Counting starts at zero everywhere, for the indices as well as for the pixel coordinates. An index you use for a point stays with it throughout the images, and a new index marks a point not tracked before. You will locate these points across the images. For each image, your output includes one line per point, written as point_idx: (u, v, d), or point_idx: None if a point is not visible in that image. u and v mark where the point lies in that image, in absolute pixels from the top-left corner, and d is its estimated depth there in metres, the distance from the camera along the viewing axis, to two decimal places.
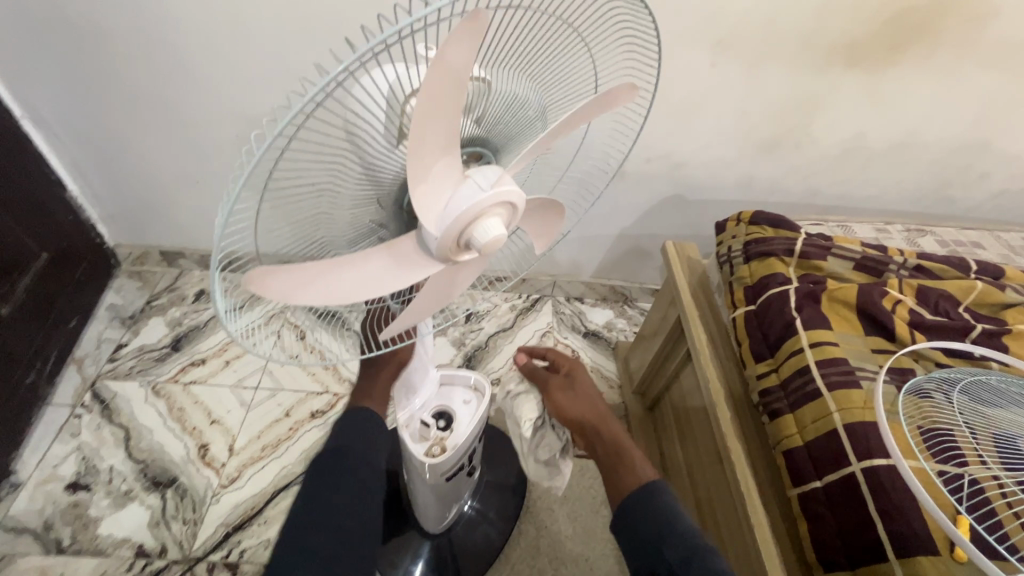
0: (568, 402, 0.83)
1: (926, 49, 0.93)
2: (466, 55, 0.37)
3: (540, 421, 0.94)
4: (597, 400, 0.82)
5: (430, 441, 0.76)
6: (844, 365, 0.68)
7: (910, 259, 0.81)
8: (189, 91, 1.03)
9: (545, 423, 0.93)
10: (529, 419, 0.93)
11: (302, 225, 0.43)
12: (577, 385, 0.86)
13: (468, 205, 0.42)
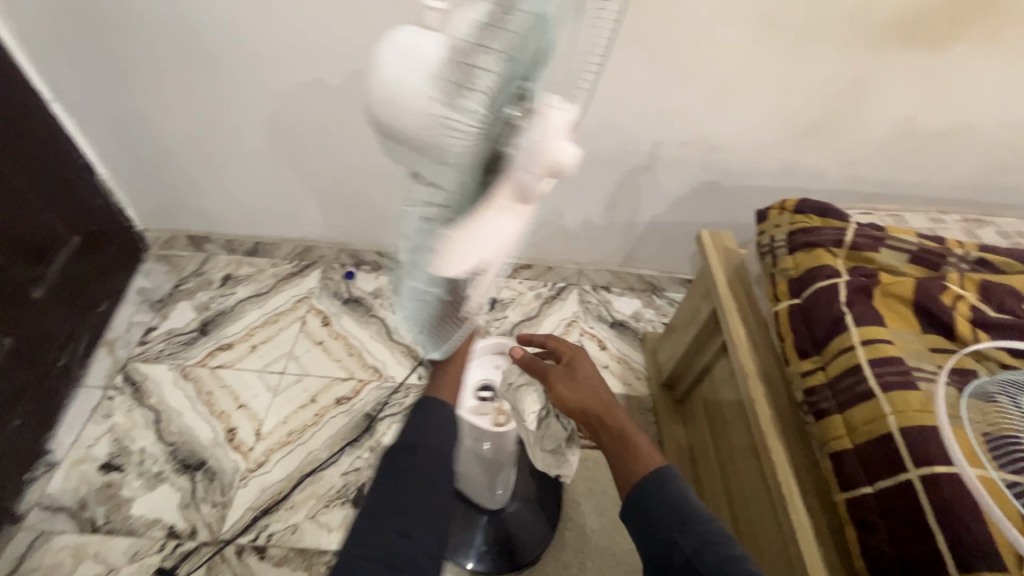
0: (571, 392, 0.70)
1: (992, 24, 0.87)
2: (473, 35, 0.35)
3: (545, 411, 0.81)
4: (601, 387, 0.71)
5: (490, 414, 0.83)
6: (899, 365, 0.64)
7: (971, 252, 0.76)
8: (217, 71, 1.02)
9: (551, 412, 0.81)
10: (533, 411, 0.80)
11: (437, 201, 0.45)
12: (581, 370, 0.73)
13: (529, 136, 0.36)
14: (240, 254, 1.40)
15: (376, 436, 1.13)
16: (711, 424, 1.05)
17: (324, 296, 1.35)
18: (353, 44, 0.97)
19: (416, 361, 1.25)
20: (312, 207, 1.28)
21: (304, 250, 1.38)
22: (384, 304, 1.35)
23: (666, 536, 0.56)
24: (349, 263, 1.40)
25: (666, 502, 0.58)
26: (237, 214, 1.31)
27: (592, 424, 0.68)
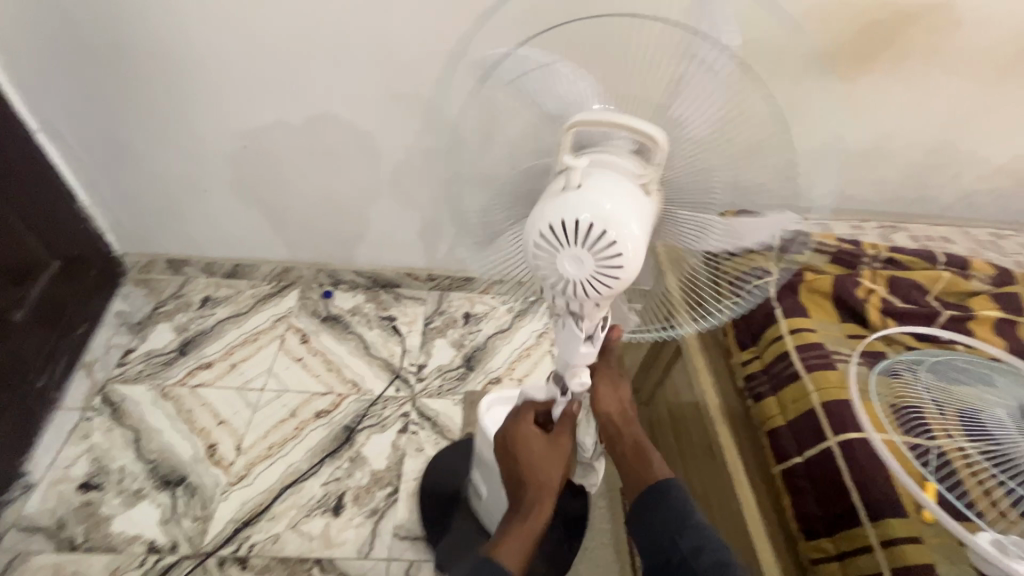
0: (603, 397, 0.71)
1: (893, 58, 1.01)
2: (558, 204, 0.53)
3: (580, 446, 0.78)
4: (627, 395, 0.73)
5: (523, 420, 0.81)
6: (820, 348, 0.73)
7: (882, 253, 0.87)
8: (202, 102, 1.10)
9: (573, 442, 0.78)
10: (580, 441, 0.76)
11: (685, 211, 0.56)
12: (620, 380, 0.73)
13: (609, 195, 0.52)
14: (219, 276, 1.44)
15: (355, 447, 1.16)
16: (672, 422, 1.12)
17: (303, 315, 1.40)
18: (333, 77, 1.06)
19: (394, 374, 1.30)
20: (292, 229, 1.34)
21: (283, 271, 1.43)
22: (362, 320, 1.40)
23: (674, 533, 0.64)
24: (327, 283, 1.45)
25: (671, 510, 0.65)
26: (215, 237, 1.36)
27: (612, 434, 0.71)
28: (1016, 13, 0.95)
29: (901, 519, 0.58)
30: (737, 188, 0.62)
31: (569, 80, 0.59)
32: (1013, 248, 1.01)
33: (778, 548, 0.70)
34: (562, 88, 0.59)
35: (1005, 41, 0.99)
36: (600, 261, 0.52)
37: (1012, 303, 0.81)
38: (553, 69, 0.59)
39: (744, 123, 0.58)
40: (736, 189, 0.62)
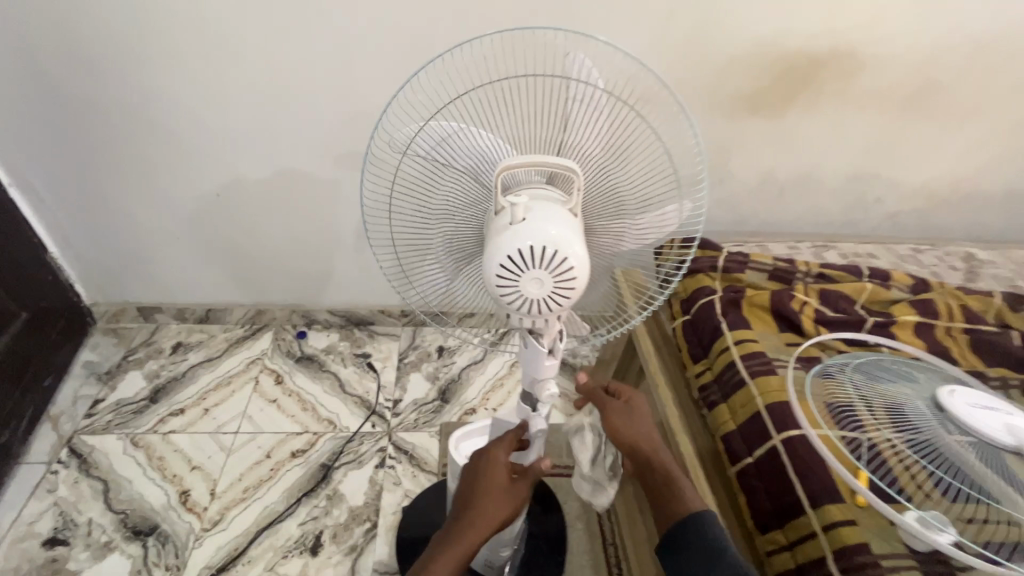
0: (623, 424, 0.71)
1: (809, 99, 1.14)
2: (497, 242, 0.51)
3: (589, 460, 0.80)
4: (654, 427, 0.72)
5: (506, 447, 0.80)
6: (762, 357, 0.80)
7: (813, 268, 0.96)
8: (174, 152, 1.17)
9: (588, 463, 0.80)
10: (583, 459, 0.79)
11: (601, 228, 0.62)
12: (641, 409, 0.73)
13: (544, 222, 0.49)
14: (190, 322, 1.45)
15: (332, 485, 1.17)
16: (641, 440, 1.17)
17: (277, 356, 1.41)
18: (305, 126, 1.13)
19: (370, 410, 1.31)
20: (265, 271, 1.38)
21: (256, 314, 1.46)
22: (336, 359, 1.42)
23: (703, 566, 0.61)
24: (301, 323, 1.48)
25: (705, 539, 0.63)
26: (187, 281, 1.39)
27: (643, 463, 0.70)
28: (906, 59, 1.10)
29: (838, 504, 0.64)
30: (648, 200, 0.62)
31: (480, 136, 0.57)
32: (930, 260, 1.13)
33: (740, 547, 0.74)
34: (472, 147, 0.57)
35: (902, 83, 1.13)
36: (556, 280, 0.50)
37: (928, 308, 0.91)
38: (460, 132, 0.57)
39: (637, 146, 0.59)
40: (645, 198, 0.62)
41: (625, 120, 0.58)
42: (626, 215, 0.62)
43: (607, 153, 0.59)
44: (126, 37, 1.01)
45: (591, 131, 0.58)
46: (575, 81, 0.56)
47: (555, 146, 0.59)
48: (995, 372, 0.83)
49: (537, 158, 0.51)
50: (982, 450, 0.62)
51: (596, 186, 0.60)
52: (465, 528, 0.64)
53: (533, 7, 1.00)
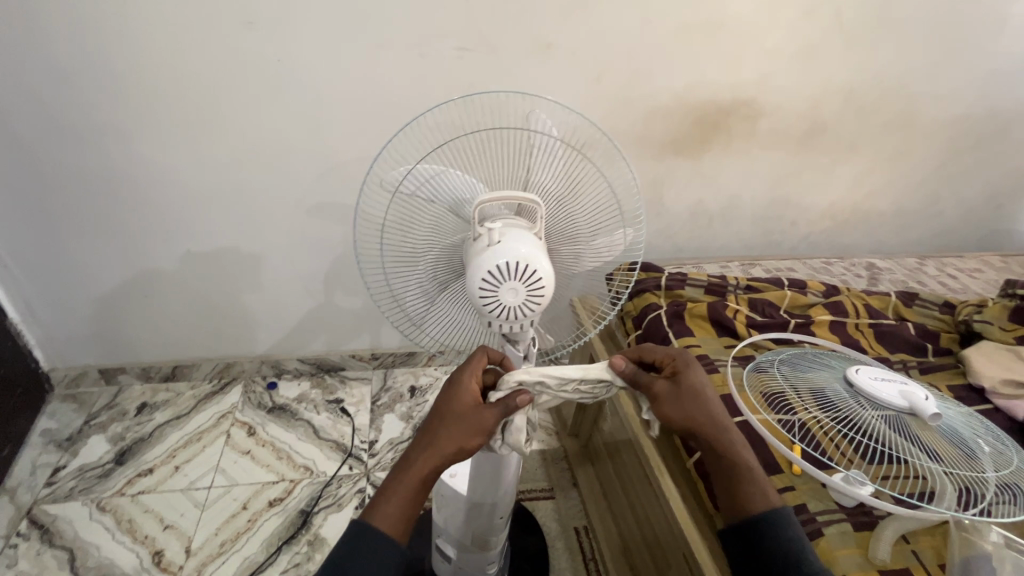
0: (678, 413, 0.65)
1: (723, 140, 1.33)
2: (475, 263, 0.60)
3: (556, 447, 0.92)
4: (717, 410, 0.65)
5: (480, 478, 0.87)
6: (705, 358, 0.92)
7: (742, 282, 1.11)
8: (146, 211, 1.21)
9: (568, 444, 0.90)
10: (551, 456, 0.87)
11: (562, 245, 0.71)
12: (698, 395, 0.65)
13: (515, 239, 0.60)
14: (155, 381, 1.44)
15: (312, 530, 1.17)
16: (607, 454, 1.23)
17: (247, 409, 1.41)
18: (275, 182, 1.21)
19: (346, 453, 1.33)
20: (234, 323, 1.41)
21: (224, 368, 1.46)
22: (309, 406, 1.44)
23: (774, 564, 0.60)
24: (271, 373, 1.49)
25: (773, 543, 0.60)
26: (153, 339, 1.39)
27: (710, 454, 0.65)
28: (797, 104, 1.31)
29: (778, 475, 0.75)
30: (598, 227, 0.73)
31: (456, 178, 0.68)
32: (839, 270, 1.31)
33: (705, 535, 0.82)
34: (450, 186, 0.68)
35: (796, 124, 1.35)
36: (529, 290, 0.60)
37: (838, 308, 1.06)
38: (441, 174, 0.67)
39: (588, 184, 0.70)
40: (596, 224, 0.72)
41: (579, 166, 0.68)
42: (580, 240, 0.72)
43: (563, 190, 0.69)
44: (102, 108, 1.08)
45: (551, 173, 0.69)
46: (537, 133, 0.66)
47: (522, 182, 0.70)
48: (897, 358, 0.98)
49: (508, 193, 0.62)
50: (889, 418, 0.73)
51: (557, 216, 0.70)
52: (431, 451, 0.60)
53: (482, 71, 1.14)
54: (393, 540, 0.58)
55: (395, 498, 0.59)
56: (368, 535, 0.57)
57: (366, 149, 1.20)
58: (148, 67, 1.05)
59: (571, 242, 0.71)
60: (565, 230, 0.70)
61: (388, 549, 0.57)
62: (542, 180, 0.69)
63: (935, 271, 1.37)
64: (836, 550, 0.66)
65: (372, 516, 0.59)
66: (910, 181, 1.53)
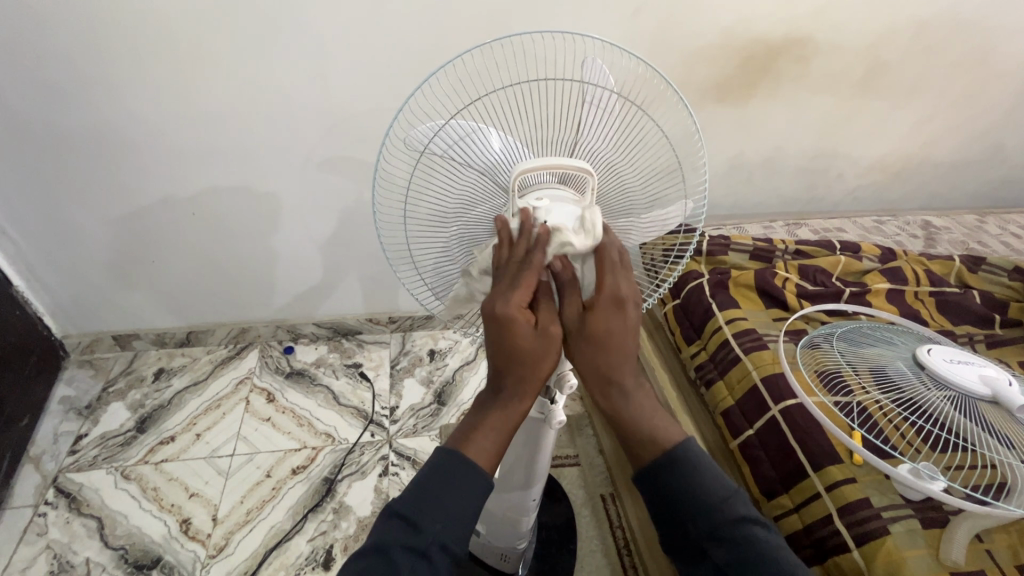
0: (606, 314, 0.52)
1: (771, 85, 1.20)
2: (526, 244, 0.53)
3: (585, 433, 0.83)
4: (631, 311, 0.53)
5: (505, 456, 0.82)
6: (753, 333, 0.85)
7: (790, 246, 1.02)
8: (144, 171, 1.12)
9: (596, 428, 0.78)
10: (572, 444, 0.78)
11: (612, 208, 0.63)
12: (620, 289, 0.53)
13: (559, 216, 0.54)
14: (171, 346, 1.41)
15: (337, 498, 1.16)
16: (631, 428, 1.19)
17: (265, 374, 1.39)
18: (281, 138, 1.11)
19: (367, 420, 1.31)
20: (246, 287, 1.36)
21: (240, 332, 1.43)
22: (327, 371, 1.41)
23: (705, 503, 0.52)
24: (287, 338, 1.46)
25: (683, 478, 0.52)
26: (165, 305, 1.35)
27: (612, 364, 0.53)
28: (858, 43, 1.16)
29: (837, 465, 0.70)
30: (653, 197, 0.65)
31: (494, 137, 0.59)
32: (891, 230, 1.21)
33: None
34: (488, 144, 0.59)
35: (855, 64, 1.20)
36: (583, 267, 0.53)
37: (897, 275, 0.98)
38: (476, 131, 0.59)
39: (643, 143, 0.62)
40: (653, 194, 0.65)
41: (636, 120, 0.60)
42: (634, 213, 0.64)
43: (616, 154, 0.62)
44: (87, 60, 0.97)
45: (602, 134, 0.61)
46: (588, 85, 0.58)
47: (569, 146, 0.61)
48: (962, 330, 0.90)
49: (550, 161, 0.53)
50: (953, 398, 0.64)
51: (608, 184, 0.62)
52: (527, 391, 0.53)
53: (506, 7, 1.01)
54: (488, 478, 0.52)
55: (488, 440, 0.53)
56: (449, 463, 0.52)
57: (378, 101, 1.09)
58: (133, 10, 0.93)
59: (622, 208, 0.64)
60: (615, 194, 0.63)
61: (478, 486, 0.51)
62: (592, 139, 0.61)
63: (997, 230, 1.26)
64: (903, 551, 0.62)
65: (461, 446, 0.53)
66: (973, 130, 1.39)
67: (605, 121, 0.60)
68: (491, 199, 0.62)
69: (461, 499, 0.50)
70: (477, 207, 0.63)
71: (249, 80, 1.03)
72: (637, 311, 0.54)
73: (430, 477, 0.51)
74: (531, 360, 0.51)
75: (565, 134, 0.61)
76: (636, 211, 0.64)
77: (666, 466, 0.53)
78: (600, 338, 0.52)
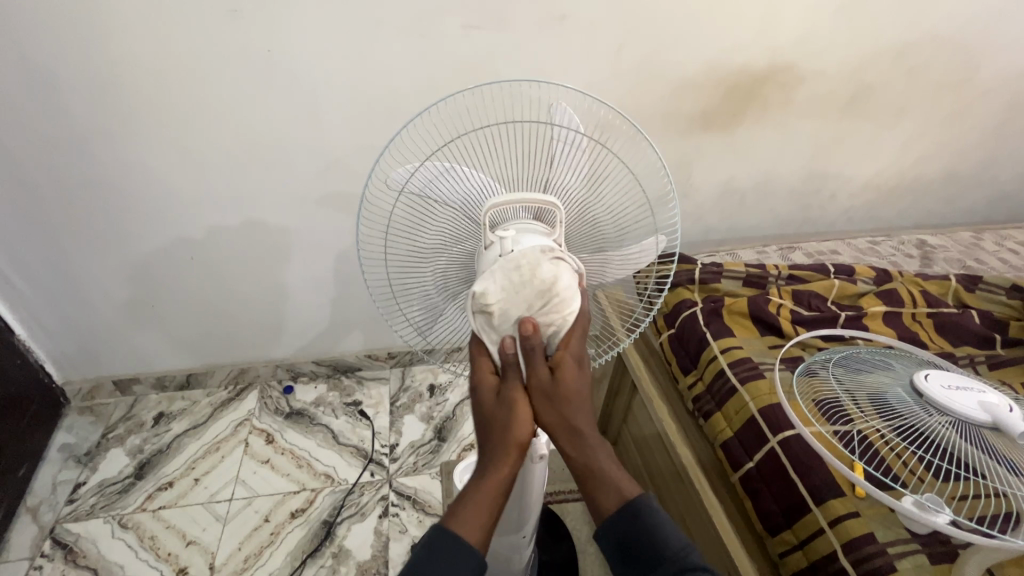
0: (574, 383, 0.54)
1: (757, 112, 1.21)
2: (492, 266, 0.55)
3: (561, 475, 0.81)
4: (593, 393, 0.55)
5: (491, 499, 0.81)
6: (748, 362, 0.84)
7: (784, 271, 1.02)
8: (142, 219, 1.15)
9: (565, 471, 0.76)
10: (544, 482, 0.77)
11: (589, 239, 0.64)
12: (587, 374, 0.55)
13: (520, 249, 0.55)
14: (171, 389, 1.42)
15: (336, 542, 1.14)
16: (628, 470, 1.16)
17: (265, 415, 1.38)
18: (277, 183, 1.14)
19: (367, 458, 1.29)
20: (246, 328, 1.36)
21: (239, 373, 1.43)
22: (327, 410, 1.40)
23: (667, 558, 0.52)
24: (287, 377, 1.46)
25: (649, 535, 0.52)
26: (164, 349, 1.36)
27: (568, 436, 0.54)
28: (839, 69, 1.18)
29: (840, 498, 0.68)
30: (623, 230, 0.67)
31: (468, 176, 0.61)
32: (887, 250, 1.21)
33: (759, 566, 0.76)
34: (464, 185, 0.61)
35: (838, 89, 1.22)
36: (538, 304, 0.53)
37: (893, 297, 0.97)
38: (451, 171, 0.60)
39: (612, 177, 0.64)
40: (622, 226, 0.67)
41: (603, 159, 0.63)
42: (607, 248, 0.66)
43: (587, 193, 0.63)
44: (86, 116, 1.00)
45: (574, 173, 0.62)
46: (556, 125, 0.60)
47: (541, 183, 0.62)
48: (963, 352, 0.89)
49: (523, 197, 0.54)
50: (954, 424, 0.62)
51: (579, 218, 0.63)
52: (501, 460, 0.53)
53: (492, 50, 1.03)
54: (477, 554, 0.50)
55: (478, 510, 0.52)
56: (441, 539, 0.51)
57: (370, 143, 1.12)
58: (131, 67, 0.96)
59: (595, 238, 0.65)
60: (587, 225, 0.64)
61: (469, 561, 0.50)
62: (562, 174, 0.62)
63: (994, 247, 1.25)
64: None
65: (451, 523, 0.52)
66: (963, 148, 1.40)
67: (576, 157, 0.61)
68: (466, 236, 0.63)
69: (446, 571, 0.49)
70: (452, 244, 0.64)
71: (244, 128, 1.06)
72: (593, 369, 0.57)
73: (424, 546, 0.51)
74: (514, 416, 0.53)
75: (535, 172, 0.63)
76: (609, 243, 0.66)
77: (625, 518, 0.53)
78: (567, 396, 0.53)
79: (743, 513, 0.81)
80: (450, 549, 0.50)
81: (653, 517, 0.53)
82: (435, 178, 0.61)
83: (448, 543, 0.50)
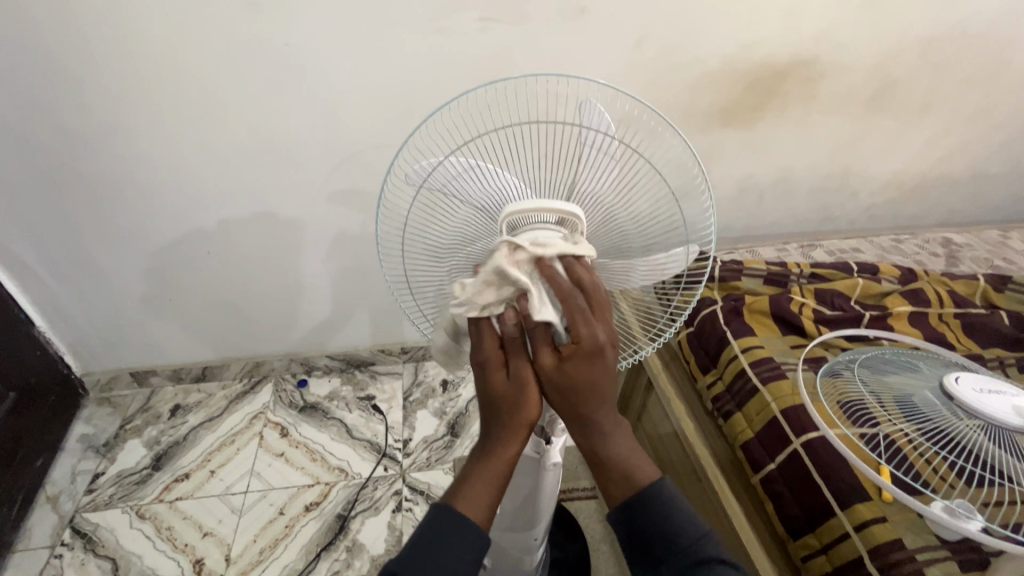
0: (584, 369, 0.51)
1: (779, 106, 1.19)
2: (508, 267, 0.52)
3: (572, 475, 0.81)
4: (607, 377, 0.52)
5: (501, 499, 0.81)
6: (770, 362, 0.83)
7: (806, 269, 1.00)
8: (160, 213, 1.15)
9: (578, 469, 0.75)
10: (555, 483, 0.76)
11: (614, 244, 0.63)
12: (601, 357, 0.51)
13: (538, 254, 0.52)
14: (187, 382, 1.43)
15: (350, 536, 1.14)
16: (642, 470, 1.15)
17: (279, 408, 1.39)
18: (294, 177, 1.14)
19: (380, 453, 1.29)
20: (261, 322, 1.37)
21: (254, 366, 1.44)
22: (341, 404, 1.40)
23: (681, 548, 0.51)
24: (301, 371, 1.46)
25: (664, 520, 0.52)
26: (180, 342, 1.37)
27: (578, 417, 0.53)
28: (865, 63, 1.15)
29: (866, 502, 0.67)
30: (651, 240, 0.64)
31: (493, 175, 0.59)
32: (911, 249, 1.19)
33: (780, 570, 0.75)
34: (486, 184, 0.60)
35: (864, 83, 1.19)
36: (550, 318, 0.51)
37: (919, 298, 0.95)
38: (476, 168, 0.59)
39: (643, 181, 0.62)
40: (651, 237, 0.64)
41: (633, 164, 0.61)
42: (633, 256, 0.64)
43: (614, 197, 0.62)
44: (106, 109, 1.01)
45: (602, 177, 0.61)
46: (586, 126, 0.59)
47: (566, 187, 0.61)
48: (992, 354, 0.87)
49: (546, 206, 0.54)
50: (986, 428, 0.61)
51: (605, 223, 0.62)
52: (509, 436, 0.53)
53: (510, 43, 1.02)
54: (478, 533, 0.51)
55: (482, 491, 0.52)
56: (443, 516, 0.51)
57: (386, 137, 1.11)
58: (150, 60, 0.96)
59: (621, 244, 0.63)
60: (612, 230, 0.63)
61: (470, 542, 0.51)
62: (590, 177, 0.61)
63: (1022, 246, 1.22)
64: None
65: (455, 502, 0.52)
66: (991, 144, 1.36)
67: (605, 160, 0.61)
68: (481, 235, 0.62)
69: (450, 555, 0.49)
70: (467, 243, 0.63)
71: (260, 123, 1.06)
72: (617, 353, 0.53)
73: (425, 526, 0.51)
74: (526, 394, 0.51)
75: (562, 175, 0.62)
76: (636, 250, 0.64)
77: (642, 503, 0.53)
78: (575, 384, 0.51)
79: (763, 516, 0.80)
80: (450, 527, 0.51)
81: (667, 504, 0.53)
82: (457, 175, 0.60)
83: (450, 520, 0.51)
